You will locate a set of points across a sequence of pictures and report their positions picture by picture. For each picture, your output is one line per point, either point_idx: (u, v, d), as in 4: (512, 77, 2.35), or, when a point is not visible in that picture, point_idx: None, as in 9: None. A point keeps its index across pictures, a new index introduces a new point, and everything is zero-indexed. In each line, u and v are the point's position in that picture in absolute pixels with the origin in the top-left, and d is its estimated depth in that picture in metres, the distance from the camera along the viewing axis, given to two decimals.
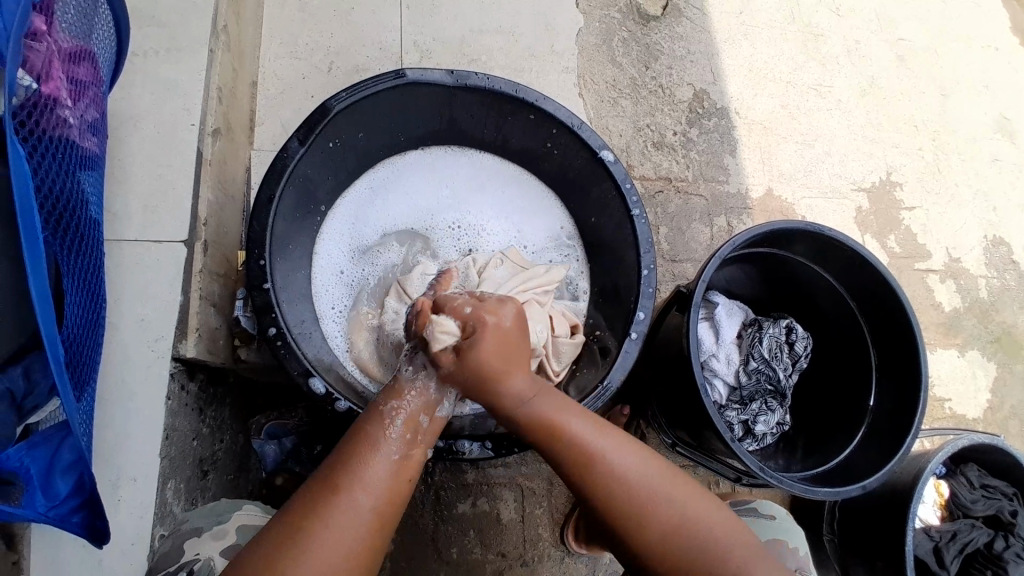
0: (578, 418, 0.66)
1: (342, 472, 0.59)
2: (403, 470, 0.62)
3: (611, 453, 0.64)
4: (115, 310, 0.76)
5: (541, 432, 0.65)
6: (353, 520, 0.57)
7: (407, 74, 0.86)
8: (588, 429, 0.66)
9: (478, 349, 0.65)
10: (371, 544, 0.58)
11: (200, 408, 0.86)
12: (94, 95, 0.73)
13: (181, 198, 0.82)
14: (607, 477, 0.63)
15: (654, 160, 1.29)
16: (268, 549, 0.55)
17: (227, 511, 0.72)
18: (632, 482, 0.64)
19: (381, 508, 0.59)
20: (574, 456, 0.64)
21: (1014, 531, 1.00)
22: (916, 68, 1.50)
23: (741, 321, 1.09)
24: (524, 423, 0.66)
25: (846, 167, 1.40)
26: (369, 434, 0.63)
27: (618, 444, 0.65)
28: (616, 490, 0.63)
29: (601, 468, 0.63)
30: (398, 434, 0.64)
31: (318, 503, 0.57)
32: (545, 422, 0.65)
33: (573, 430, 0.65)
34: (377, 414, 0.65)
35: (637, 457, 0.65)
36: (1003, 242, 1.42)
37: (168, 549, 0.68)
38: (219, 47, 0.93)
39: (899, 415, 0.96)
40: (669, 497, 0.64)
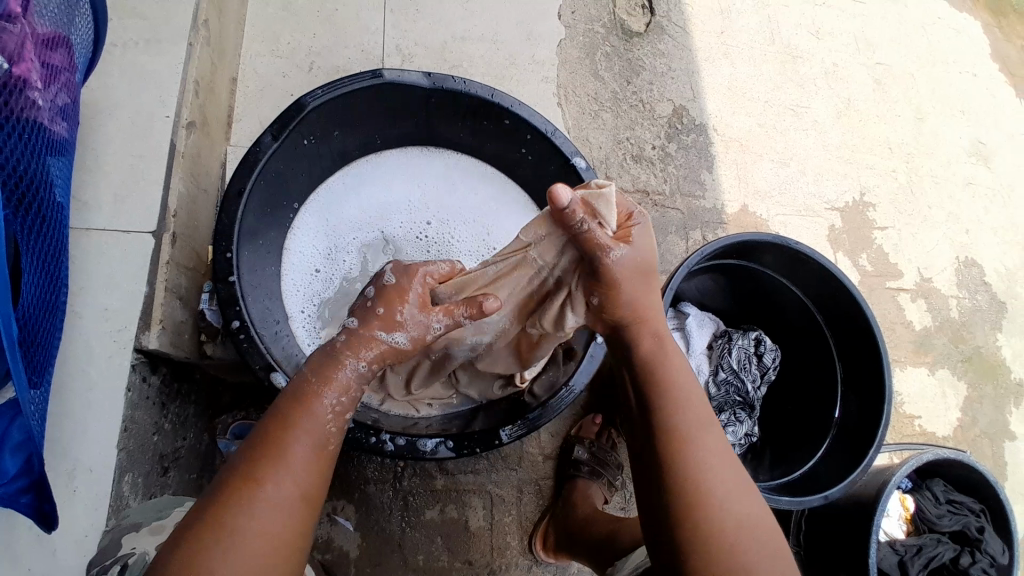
0: (694, 386, 0.65)
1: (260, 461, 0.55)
2: (329, 447, 0.59)
3: (707, 428, 0.62)
4: (79, 298, 0.75)
5: (656, 385, 0.64)
6: (274, 509, 0.53)
7: (384, 74, 0.88)
8: (698, 402, 0.64)
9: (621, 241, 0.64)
10: (300, 526, 0.55)
11: (162, 402, 0.85)
12: (67, 81, 0.73)
13: (151, 188, 0.82)
14: (694, 449, 0.60)
15: (632, 173, 1.31)
16: (184, 546, 0.51)
17: (168, 507, 0.72)
18: (711, 465, 0.60)
19: (305, 490, 0.55)
20: (676, 413, 0.62)
21: (981, 547, 1.00)
22: (891, 92, 1.54)
23: (711, 332, 1.10)
24: (644, 368, 0.65)
25: (820, 186, 1.42)
26: (294, 413, 0.58)
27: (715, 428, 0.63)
28: (698, 467, 0.60)
29: (695, 437, 0.61)
30: (329, 407, 0.59)
31: (229, 499, 0.52)
32: (662, 374, 0.64)
33: (687, 392, 0.64)
34: (303, 388, 0.59)
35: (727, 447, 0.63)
36: (974, 263, 1.45)
37: (106, 543, 0.67)
38: (197, 42, 0.93)
39: (861, 427, 0.97)
40: (736, 494, 0.60)
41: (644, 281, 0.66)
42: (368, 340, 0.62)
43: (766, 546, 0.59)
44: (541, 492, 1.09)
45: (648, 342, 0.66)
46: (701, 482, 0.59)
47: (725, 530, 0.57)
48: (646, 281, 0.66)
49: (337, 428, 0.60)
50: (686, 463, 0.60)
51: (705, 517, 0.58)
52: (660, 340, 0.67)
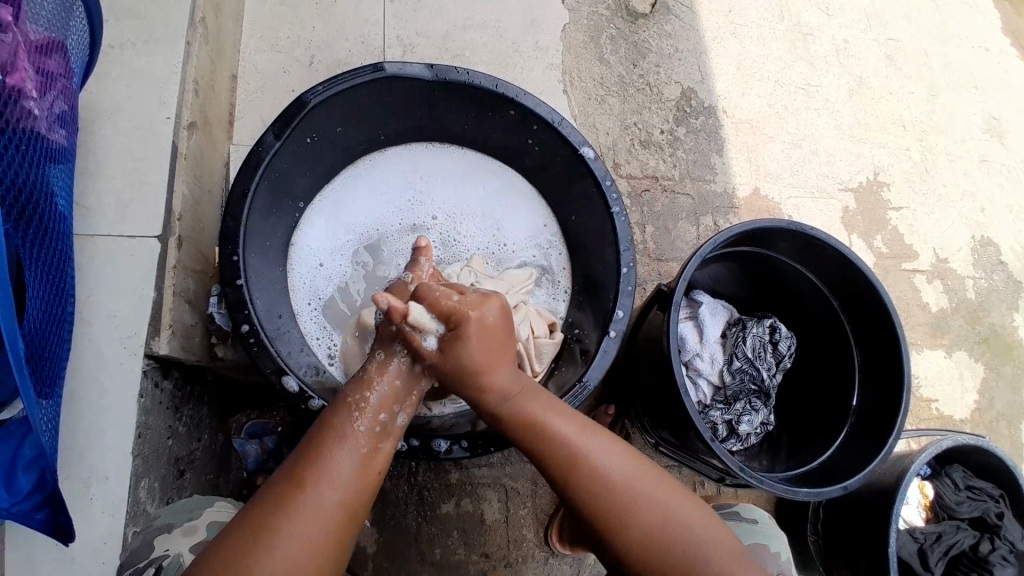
0: (566, 416, 0.67)
1: (306, 467, 0.59)
2: (371, 461, 0.63)
3: (600, 445, 0.66)
4: (87, 307, 0.75)
5: (533, 435, 0.66)
6: (320, 516, 0.57)
7: (386, 67, 0.85)
8: (577, 431, 0.66)
9: (461, 341, 0.67)
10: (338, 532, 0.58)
11: (175, 406, 0.85)
12: (64, 88, 0.71)
13: (154, 192, 0.81)
14: (596, 478, 0.64)
15: (640, 159, 1.29)
16: (224, 552, 0.54)
17: (198, 507, 0.72)
18: (622, 483, 0.64)
19: (346, 502, 0.59)
20: (564, 454, 0.64)
21: (1000, 534, 0.99)
22: (904, 68, 1.50)
23: (725, 320, 1.09)
24: (516, 426, 0.67)
25: (833, 166, 1.39)
26: (335, 428, 0.62)
27: (606, 446, 0.66)
28: (607, 492, 0.63)
29: (591, 465, 0.64)
30: (364, 429, 0.63)
31: (278, 504, 0.56)
32: (529, 420, 0.66)
33: (559, 429, 0.66)
34: (343, 408, 0.64)
35: (621, 455, 0.66)
36: (990, 242, 1.42)
37: (137, 545, 0.67)
38: (195, 40, 0.91)
39: (879, 413, 0.96)
40: (653, 501, 0.64)
41: (485, 345, 0.67)
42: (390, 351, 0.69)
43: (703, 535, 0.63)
44: None
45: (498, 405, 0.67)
46: (619, 506, 0.63)
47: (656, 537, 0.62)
48: (486, 346, 0.67)
49: (374, 440, 0.64)
50: (591, 492, 0.63)
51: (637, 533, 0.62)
52: (522, 391, 0.68)
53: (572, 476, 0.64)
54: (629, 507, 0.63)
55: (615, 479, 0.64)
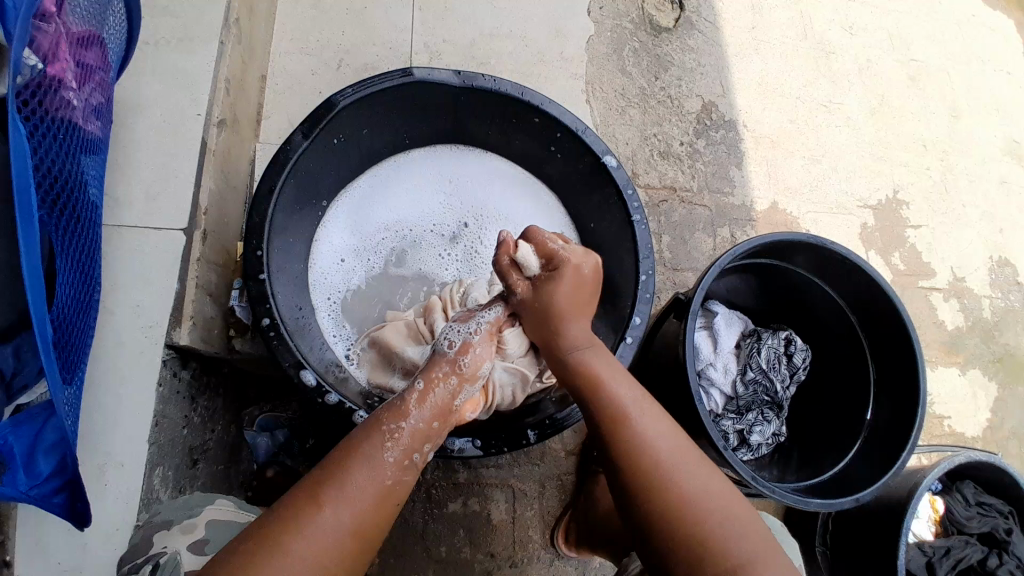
0: (624, 379, 0.70)
1: (329, 486, 0.59)
2: (390, 488, 0.62)
3: (643, 412, 0.68)
4: (112, 295, 0.76)
5: (589, 389, 0.70)
6: (331, 539, 0.57)
7: (414, 73, 0.87)
8: (631, 393, 0.69)
9: (557, 284, 0.75)
10: (345, 558, 0.58)
11: (192, 397, 0.85)
12: (101, 80, 0.73)
13: (182, 185, 0.82)
14: (640, 438, 0.66)
15: (659, 169, 1.29)
16: (233, 556, 0.54)
17: (199, 505, 0.71)
18: (664, 451, 0.65)
19: (360, 529, 0.59)
20: (614, 410, 0.68)
21: (1008, 550, 0.98)
22: (926, 88, 1.49)
23: (739, 331, 1.08)
24: (574, 376, 0.71)
25: (852, 183, 1.39)
26: (365, 451, 0.63)
27: (654, 413, 0.68)
28: (647, 456, 0.65)
29: (636, 427, 0.66)
30: (394, 457, 0.64)
31: (295, 520, 0.56)
32: (588, 371, 0.71)
33: (616, 386, 0.69)
34: (378, 432, 0.64)
35: (668, 423, 0.68)
36: (1008, 263, 1.40)
37: (138, 541, 0.68)
38: (229, 40, 0.93)
39: (893, 430, 0.95)
40: (691, 470, 0.65)
41: (578, 296, 0.76)
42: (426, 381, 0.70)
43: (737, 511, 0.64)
44: (563, 487, 1.08)
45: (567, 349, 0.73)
46: (655, 465, 0.64)
47: (693, 512, 0.62)
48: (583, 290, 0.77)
49: (399, 472, 0.64)
50: (633, 450, 0.65)
51: (670, 501, 0.63)
52: (591, 347, 0.73)
53: (615, 427, 0.67)
54: (670, 473, 0.64)
55: (655, 446, 0.65)
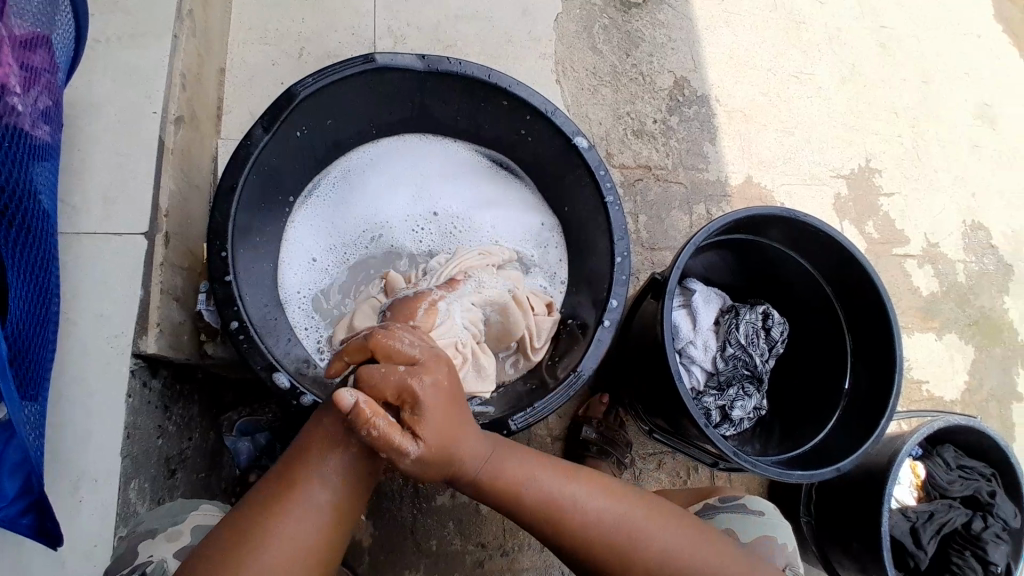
0: (542, 470, 0.66)
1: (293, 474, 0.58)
2: (359, 459, 0.60)
3: (574, 492, 0.65)
4: (76, 305, 0.74)
5: (511, 498, 0.64)
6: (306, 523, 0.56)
7: (376, 58, 0.85)
8: (555, 480, 0.65)
9: (427, 419, 0.57)
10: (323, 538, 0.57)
11: (165, 406, 0.84)
12: (48, 83, 0.70)
13: (141, 188, 0.80)
14: (582, 523, 0.64)
15: (633, 148, 1.28)
16: (211, 554, 0.54)
17: (183, 511, 0.70)
18: (612, 524, 0.64)
19: (336, 504, 0.58)
20: (546, 507, 0.64)
21: (993, 512, 1.00)
22: (896, 55, 1.49)
23: (718, 307, 1.09)
24: (490, 489, 0.64)
25: (824, 154, 1.39)
26: (324, 432, 0.60)
27: (586, 490, 0.66)
28: (597, 538, 0.64)
29: (573, 513, 0.64)
30: (355, 427, 0.60)
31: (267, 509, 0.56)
32: (505, 482, 0.64)
33: (538, 482, 0.65)
34: (332, 408, 0.60)
35: (604, 493, 0.66)
36: (981, 227, 1.42)
37: (122, 551, 0.67)
38: (182, 33, 0.90)
39: (871, 399, 0.97)
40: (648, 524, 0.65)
41: (450, 411, 0.59)
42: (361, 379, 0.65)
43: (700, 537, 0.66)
44: None
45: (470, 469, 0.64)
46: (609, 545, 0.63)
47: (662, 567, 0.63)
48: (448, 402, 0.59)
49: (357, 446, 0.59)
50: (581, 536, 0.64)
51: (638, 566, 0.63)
52: (493, 454, 0.65)
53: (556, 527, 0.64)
54: (624, 544, 0.64)
55: (601, 523, 0.64)
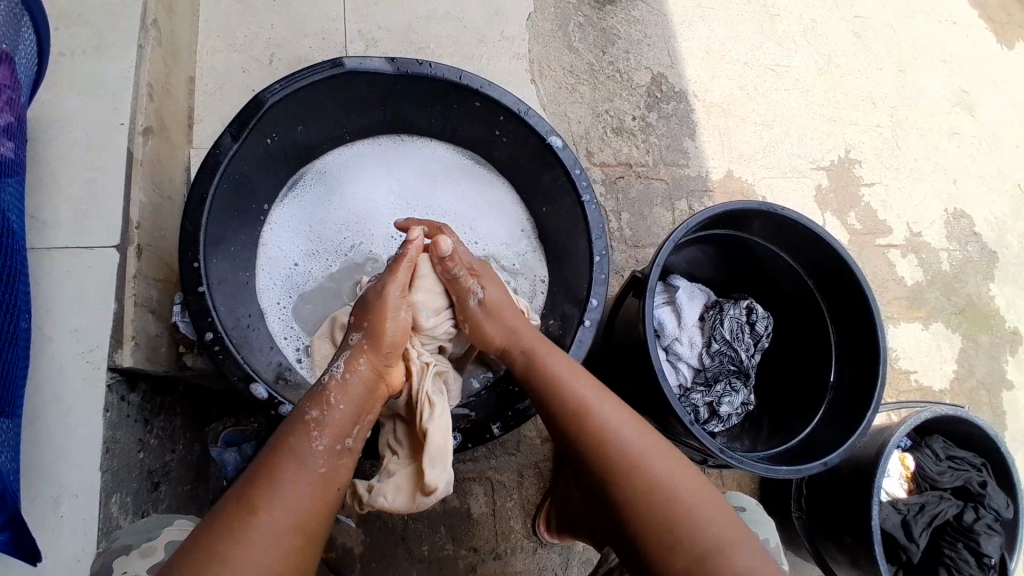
0: (578, 375, 0.72)
1: (260, 491, 0.57)
2: (324, 472, 0.61)
3: (602, 405, 0.70)
4: (46, 321, 0.73)
5: (548, 388, 0.72)
6: (272, 543, 0.55)
7: (345, 63, 0.84)
8: (586, 386, 0.71)
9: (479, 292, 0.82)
10: (293, 557, 0.56)
11: (145, 419, 0.83)
12: (9, 99, 0.69)
13: (110, 200, 0.79)
14: (602, 431, 0.67)
15: (613, 146, 1.28)
16: None
17: (157, 528, 0.70)
18: (625, 437, 0.67)
19: (304, 520, 0.58)
20: (573, 407, 0.69)
21: (984, 503, 0.99)
22: (871, 46, 1.50)
23: (702, 303, 1.09)
24: (530, 376, 0.75)
25: (804, 146, 1.40)
26: (291, 447, 0.61)
27: (614, 410, 0.69)
28: (610, 454, 0.66)
29: (596, 419, 0.68)
30: (324, 445, 0.62)
31: (234, 531, 0.54)
32: (541, 373, 0.73)
33: (574, 385, 0.71)
34: (300, 424, 0.63)
35: (630, 417, 0.69)
36: (962, 215, 1.43)
37: (97, 567, 0.65)
38: (148, 43, 0.89)
39: (856, 389, 0.97)
40: (661, 457, 0.66)
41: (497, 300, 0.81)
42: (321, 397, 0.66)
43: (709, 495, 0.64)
44: (541, 475, 1.09)
45: (522, 351, 0.77)
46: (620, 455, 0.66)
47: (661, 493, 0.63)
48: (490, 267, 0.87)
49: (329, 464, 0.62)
50: (597, 445, 0.66)
51: (642, 493, 0.63)
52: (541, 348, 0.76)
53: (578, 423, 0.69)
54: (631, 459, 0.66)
55: (617, 434, 0.67)
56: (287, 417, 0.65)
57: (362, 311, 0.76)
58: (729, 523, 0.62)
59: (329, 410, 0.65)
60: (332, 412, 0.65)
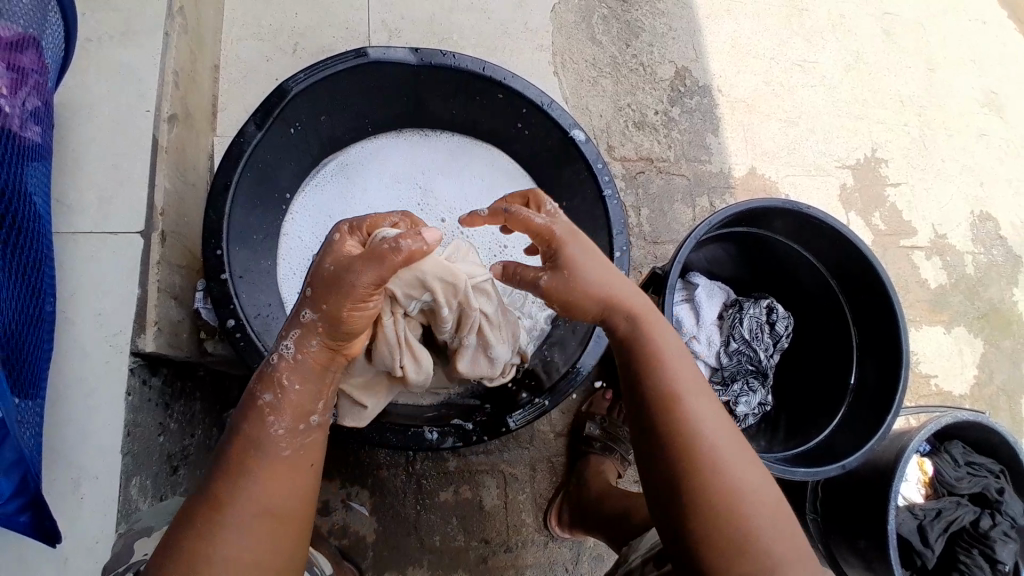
0: (680, 354, 0.63)
1: (223, 485, 0.52)
2: (290, 453, 0.55)
3: (699, 395, 0.61)
4: (71, 305, 0.74)
5: (643, 360, 0.62)
6: (243, 536, 0.51)
7: (368, 53, 0.84)
8: (685, 369, 0.62)
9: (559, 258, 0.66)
10: (272, 544, 0.52)
11: (166, 403, 0.84)
12: (37, 83, 0.70)
13: (135, 186, 0.79)
14: (692, 421, 0.58)
15: (634, 141, 1.26)
16: None
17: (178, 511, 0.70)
18: (713, 434, 0.58)
19: (275, 506, 0.53)
20: (666, 386, 0.60)
21: (1001, 510, 0.98)
22: (901, 42, 1.47)
23: (721, 302, 1.08)
24: (625, 342, 0.65)
25: (830, 144, 1.37)
26: (248, 435, 0.54)
27: (710, 404, 0.60)
28: (695, 445, 0.57)
29: (687, 404, 0.59)
30: (284, 427, 0.55)
31: (201, 529, 0.51)
32: (643, 340, 0.64)
33: (673, 366, 0.62)
34: (254, 412, 0.55)
35: (726, 417, 0.60)
36: (989, 217, 1.40)
37: (118, 549, 0.66)
38: (173, 30, 0.89)
39: (878, 392, 0.95)
40: (745, 465, 0.58)
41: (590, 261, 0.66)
42: (274, 378, 0.56)
43: (783, 519, 0.56)
44: (554, 469, 1.08)
45: (624, 317, 0.65)
46: (705, 450, 0.57)
47: (735, 502, 0.55)
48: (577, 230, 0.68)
49: (293, 442, 0.55)
50: (679, 429, 0.58)
51: (711, 495, 0.55)
52: (644, 322, 0.65)
53: (668, 404, 0.59)
54: (715, 458, 0.57)
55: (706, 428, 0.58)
56: (240, 402, 0.57)
57: (323, 285, 0.55)
58: (798, 553, 0.55)
59: (282, 392, 0.55)
60: (287, 396, 0.56)
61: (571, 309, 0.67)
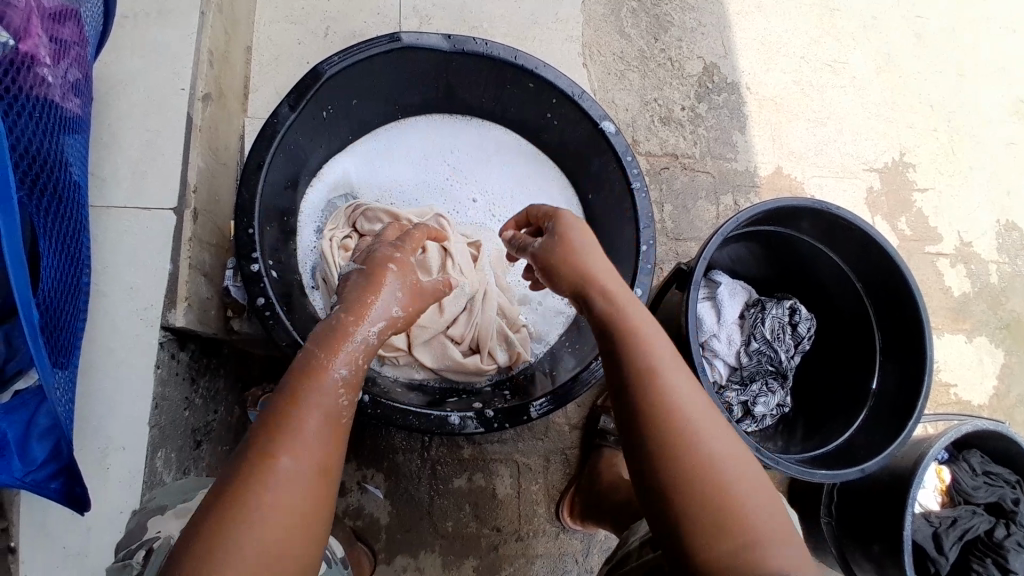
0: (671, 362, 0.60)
1: (276, 437, 0.50)
2: (343, 422, 0.54)
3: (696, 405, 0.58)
4: (103, 278, 0.75)
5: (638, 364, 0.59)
6: (296, 488, 0.49)
7: (403, 37, 0.84)
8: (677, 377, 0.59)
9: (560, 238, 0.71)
10: (320, 502, 0.50)
11: (192, 377, 0.85)
12: (78, 56, 0.70)
13: (169, 163, 0.80)
14: (690, 428, 0.55)
15: (660, 136, 1.26)
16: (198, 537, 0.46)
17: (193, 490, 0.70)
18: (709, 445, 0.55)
19: (327, 465, 0.51)
20: (662, 395, 0.57)
21: (1016, 519, 0.97)
22: (934, 46, 1.44)
23: (744, 301, 1.07)
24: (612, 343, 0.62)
25: (858, 146, 1.35)
26: (304, 392, 0.53)
27: (712, 413, 0.57)
28: (698, 453, 0.54)
29: (684, 415, 0.56)
30: (340, 394, 0.55)
31: (253, 477, 0.48)
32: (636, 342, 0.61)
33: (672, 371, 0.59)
34: (311, 377, 0.54)
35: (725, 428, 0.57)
36: (1015, 227, 1.38)
37: (133, 526, 0.66)
38: (210, 10, 0.90)
39: (900, 398, 0.95)
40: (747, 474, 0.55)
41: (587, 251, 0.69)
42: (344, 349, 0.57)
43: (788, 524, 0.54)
44: (567, 461, 1.09)
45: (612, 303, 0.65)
46: (705, 462, 0.54)
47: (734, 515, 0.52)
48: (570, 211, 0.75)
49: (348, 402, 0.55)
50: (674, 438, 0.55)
51: (716, 498, 0.52)
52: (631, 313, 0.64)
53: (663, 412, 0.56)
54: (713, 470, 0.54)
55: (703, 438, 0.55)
56: (288, 372, 0.55)
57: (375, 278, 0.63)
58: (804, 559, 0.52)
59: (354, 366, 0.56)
60: (358, 371, 0.57)
61: (562, 267, 0.69)
